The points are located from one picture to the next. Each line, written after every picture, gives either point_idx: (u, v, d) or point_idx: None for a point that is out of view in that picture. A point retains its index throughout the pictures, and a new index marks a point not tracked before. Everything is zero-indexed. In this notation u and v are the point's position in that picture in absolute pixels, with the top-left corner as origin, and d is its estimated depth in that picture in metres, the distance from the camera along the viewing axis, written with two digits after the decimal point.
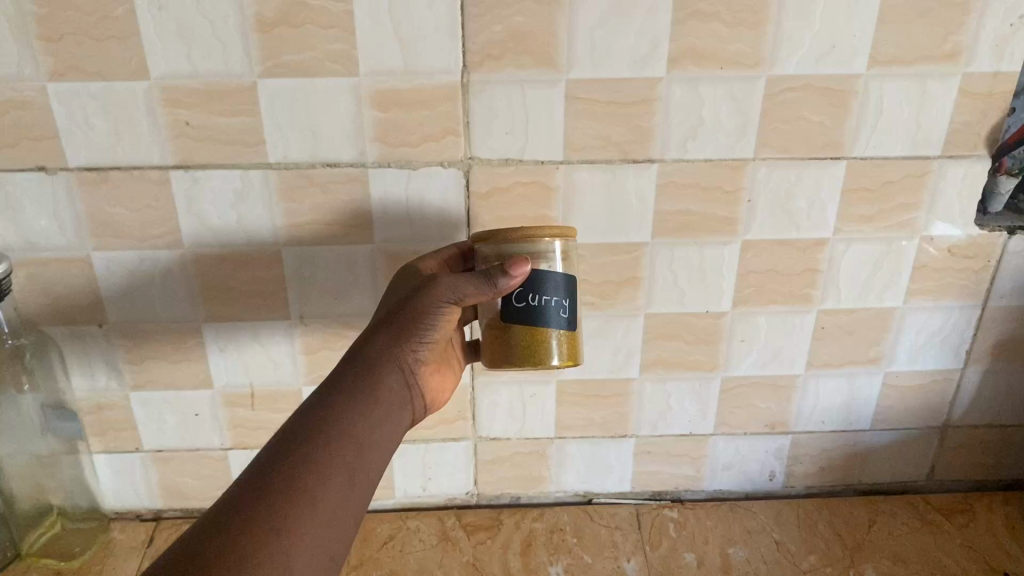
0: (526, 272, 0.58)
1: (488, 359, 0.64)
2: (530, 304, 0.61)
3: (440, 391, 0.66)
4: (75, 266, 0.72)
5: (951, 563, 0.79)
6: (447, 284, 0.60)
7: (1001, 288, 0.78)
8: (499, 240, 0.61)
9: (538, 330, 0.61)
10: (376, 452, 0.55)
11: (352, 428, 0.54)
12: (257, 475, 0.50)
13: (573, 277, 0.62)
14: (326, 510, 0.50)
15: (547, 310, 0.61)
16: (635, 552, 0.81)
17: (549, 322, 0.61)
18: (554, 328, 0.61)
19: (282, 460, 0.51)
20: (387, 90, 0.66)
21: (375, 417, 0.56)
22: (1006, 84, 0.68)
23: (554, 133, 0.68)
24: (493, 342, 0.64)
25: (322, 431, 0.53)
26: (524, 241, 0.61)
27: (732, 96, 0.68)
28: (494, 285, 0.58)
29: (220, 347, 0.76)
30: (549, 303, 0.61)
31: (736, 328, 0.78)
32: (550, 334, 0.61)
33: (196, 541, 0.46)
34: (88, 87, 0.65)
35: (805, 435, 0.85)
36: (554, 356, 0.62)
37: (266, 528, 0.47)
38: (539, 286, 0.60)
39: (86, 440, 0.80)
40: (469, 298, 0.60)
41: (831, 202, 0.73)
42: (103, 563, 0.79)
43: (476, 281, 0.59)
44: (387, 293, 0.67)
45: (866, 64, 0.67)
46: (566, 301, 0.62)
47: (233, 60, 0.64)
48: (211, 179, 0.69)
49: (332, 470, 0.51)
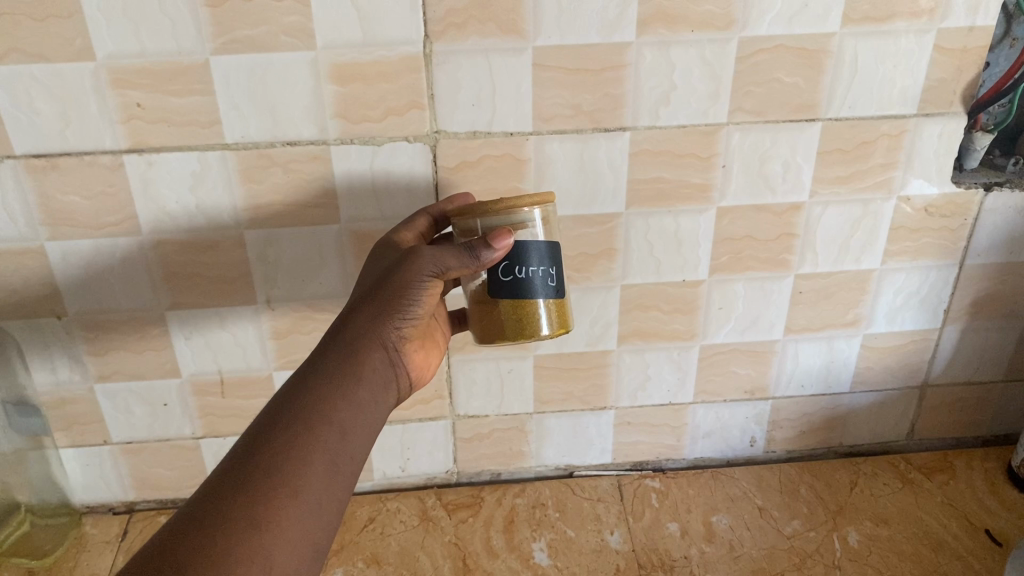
0: (509, 244, 0.56)
1: (476, 329, 0.63)
2: (516, 277, 0.59)
3: (427, 367, 0.64)
4: (28, 257, 0.69)
5: (934, 522, 0.79)
6: (429, 257, 0.58)
7: (978, 246, 0.77)
8: (481, 213, 0.58)
9: (527, 303, 0.59)
10: (359, 435, 0.53)
11: (334, 412, 0.51)
12: (234, 466, 0.48)
13: (555, 243, 0.60)
14: (306, 502, 0.47)
15: (532, 281, 0.59)
16: (618, 525, 0.80)
17: (537, 293, 0.60)
18: (541, 298, 0.60)
19: (260, 451, 0.48)
20: (346, 63, 0.63)
21: (361, 398, 0.53)
22: (981, 39, 0.67)
23: (521, 104, 0.66)
24: (480, 315, 0.62)
25: (303, 416, 0.50)
26: (506, 214, 0.58)
27: (704, 60, 0.66)
28: (478, 258, 0.56)
29: (186, 334, 0.74)
30: (535, 274, 0.59)
31: (714, 295, 0.77)
32: (537, 305, 0.60)
33: (171, 538, 0.44)
34: (30, 69, 0.61)
35: (785, 400, 0.85)
36: (543, 326, 0.60)
37: (244, 522, 0.45)
38: (523, 256, 0.58)
39: (52, 435, 0.78)
40: (452, 271, 0.57)
41: (805, 166, 0.71)
42: (77, 560, 0.77)
43: (459, 254, 0.57)
44: (365, 267, 0.64)
45: (841, 22, 0.65)
46: (551, 270, 0.60)
47: (183, 37, 0.61)
48: (167, 162, 0.66)
49: (314, 457, 0.49)
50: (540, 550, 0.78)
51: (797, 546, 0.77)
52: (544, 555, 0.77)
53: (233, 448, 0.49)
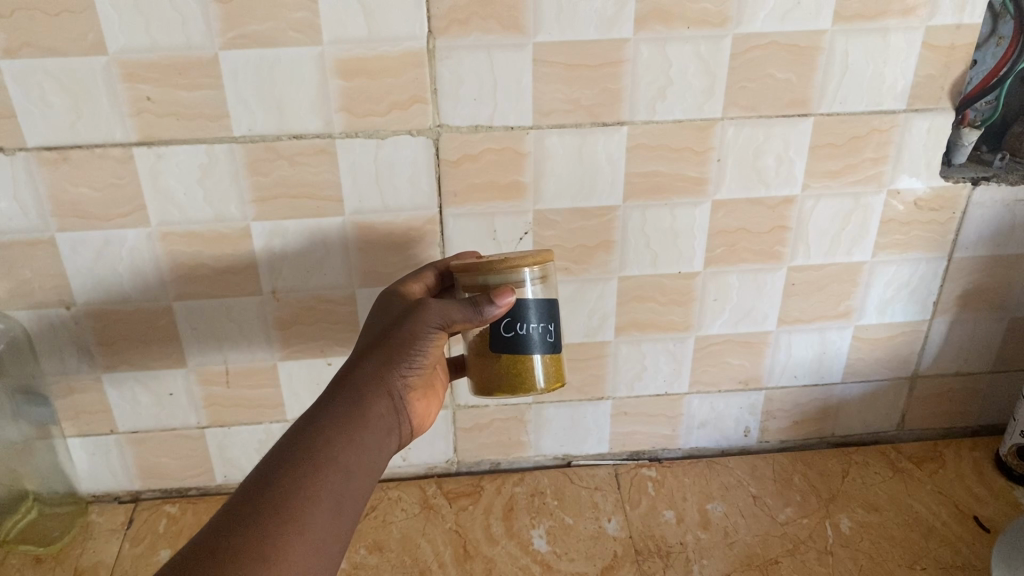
0: (511, 301, 0.59)
1: (477, 382, 0.65)
2: (517, 333, 0.61)
3: (430, 416, 0.64)
4: (39, 249, 0.70)
5: (924, 510, 0.81)
6: (435, 310, 0.59)
7: (966, 238, 0.79)
8: (485, 271, 0.61)
9: (526, 357, 0.61)
10: (365, 476, 0.53)
11: (342, 453, 0.52)
12: (244, 500, 0.49)
13: (553, 300, 0.62)
14: (313, 537, 0.48)
15: (532, 338, 0.61)
16: (616, 512, 0.82)
17: (536, 348, 0.61)
18: (540, 353, 0.62)
19: (270, 487, 0.49)
20: (351, 58, 0.65)
21: (367, 442, 0.54)
22: (967, 37, 0.69)
23: (521, 99, 0.68)
24: (480, 368, 0.64)
25: (311, 455, 0.51)
26: (507, 272, 0.60)
27: (699, 56, 0.68)
28: (481, 313, 0.58)
29: (192, 325, 0.76)
30: (535, 329, 0.61)
31: (708, 286, 0.79)
32: (536, 360, 0.62)
33: (182, 565, 0.45)
34: (43, 63, 0.63)
35: (778, 390, 0.87)
36: (540, 380, 0.62)
37: (255, 554, 0.46)
38: (524, 314, 0.60)
39: (59, 425, 0.79)
40: (456, 324, 0.59)
41: (798, 159, 0.73)
42: (83, 547, 0.79)
43: (463, 307, 0.58)
44: (369, 318, 0.65)
45: (832, 20, 0.67)
46: (550, 325, 0.62)
47: (193, 32, 0.63)
48: (176, 155, 0.67)
49: (322, 494, 0.50)
50: (538, 537, 0.80)
51: (790, 532, 0.79)
52: (543, 542, 0.79)
53: (243, 482, 0.50)
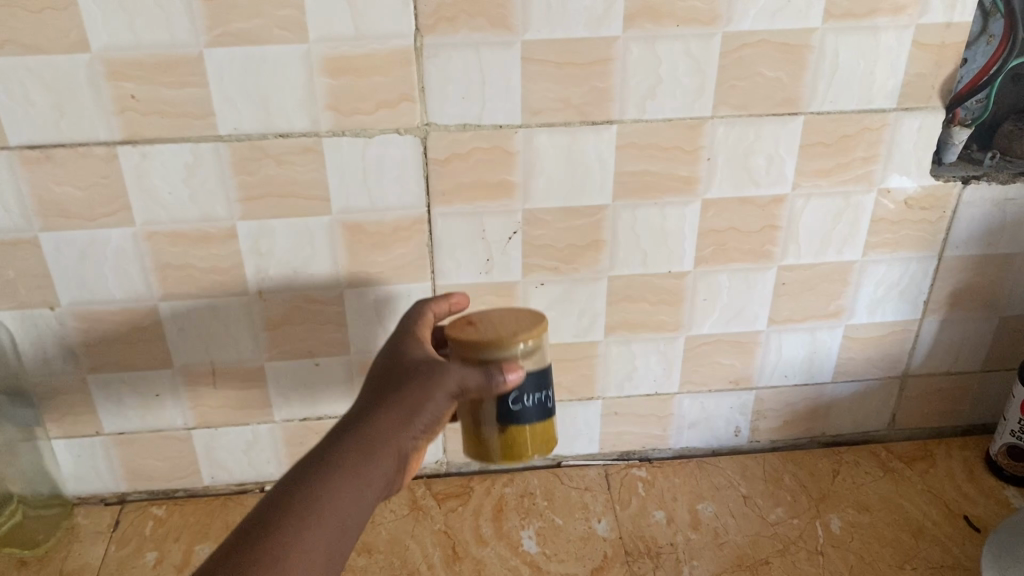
0: (518, 375, 0.60)
1: (468, 444, 0.66)
2: (513, 408, 0.63)
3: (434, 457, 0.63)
4: (22, 249, 0.69)
5: (913, 510, 0.81)
6: (452, 378, 0.58)
7: (956, 238, 0.79)
8: (482, 353, 0.61)
9: (522, 432, 0.63)
10: (358, 532, 0.52)
11: (338, 513, 0.51)
12: (231, 552, 0.48)
13: (546, 368, 0.64)
14: None
15: (527, 412, 0.63)
16: (606, 513, 0.82)
17: (531, 420, 0.63)
18: (535, 424, 0.64)
19: (258, 543, 0.49)
20: (338, 56, 0.64)
21: (367, 501, 0.53)
22: (958, 35, 0.69)
23: (510, 98, 0.67)
24: (473, 437, 0.65)
25: (305, 512, 0.50)
26: (505, 351, 0.61)
27: (689, 54, 0.67)
28: (492, 382, 0.59)
29: (178, 325, 0.75)
30: (530, 404, 0.63)
31: (698, 287, 0.79)
32: (532, 432, 0.64)
33: None
34: (24, 61, 0.62)
35: (768, 390, 0.86)
36: (536, 450, 0.64)
37: None
38: (519, 390, 0.62)
39: (44, 426, 0.79)
40: (467, 393, 0.58)
41: (788, 158, 0.73)
42: (68, 549, 0.78)
43: (477, 378, 0.58)
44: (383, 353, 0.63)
45: (822, 18, 0.67)
46: (544, 395, 0.64)
47: (177, 30, 0.62)
48: (161, 154, 0.67)
49: (308, 554, 0.49)
50: (528, 538, 0.79)
51: (781, 532, 0.79)
52: (532, 543, 0.78)
53: (233, 530, 0.50)
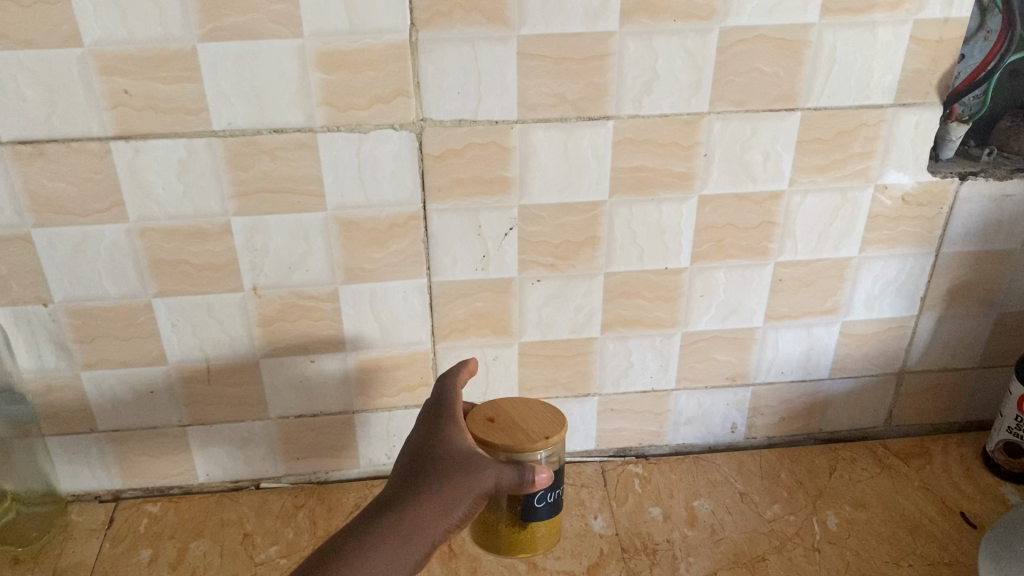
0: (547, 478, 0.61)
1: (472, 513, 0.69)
2: (527, 505, 0.67)
3: None
4: (15, 245, 0.69)
5: (910, 507, 0.81)
6: (490, 472, 0.59)
7: (954, 234, 0.79)
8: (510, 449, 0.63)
9: (532, 521, 0.68)
10: None
11: None
12: None
13: (560, 471, 0.67)
14: None
15: (539, 509, 0.67)
16: (602, 509, 0.82)
17: (540, 517, 0.68)
18: (544, 519, 0.68)
19: None
20: (333, 51, 0.64)
21: None
22: (955, 30, 0.68)
23: (506, 93, 0.67)
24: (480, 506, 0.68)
25: None
26: (530, 452, 0.63)
27: (686, 50, 0.67)
28: (524, 478, 0.60)
29: (173, 322, 0.74)
30: (543, 500, 0.67)
31: (695, 283, 0.78)
32: (540, 524, 0.68)
33: None
34: (16, 56, 0.61)
35: (764, 387, 0.86)
36: (541, 542, 0.69)
37: None
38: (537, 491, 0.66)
39: (37, 423, 0.78)
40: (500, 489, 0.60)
41: (785, 154, 0.72)
42: (62, 547, 0.78)
43: (511, 474, 0.59)
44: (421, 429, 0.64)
45: (819, 13, 0.66)
46: (555, 492, 0.68)
47: (171, 25, 0.62)
48: (154, 149, 0.66)
49: None
50: None
51: (777, 529, 0.79)
52: None
53: None
